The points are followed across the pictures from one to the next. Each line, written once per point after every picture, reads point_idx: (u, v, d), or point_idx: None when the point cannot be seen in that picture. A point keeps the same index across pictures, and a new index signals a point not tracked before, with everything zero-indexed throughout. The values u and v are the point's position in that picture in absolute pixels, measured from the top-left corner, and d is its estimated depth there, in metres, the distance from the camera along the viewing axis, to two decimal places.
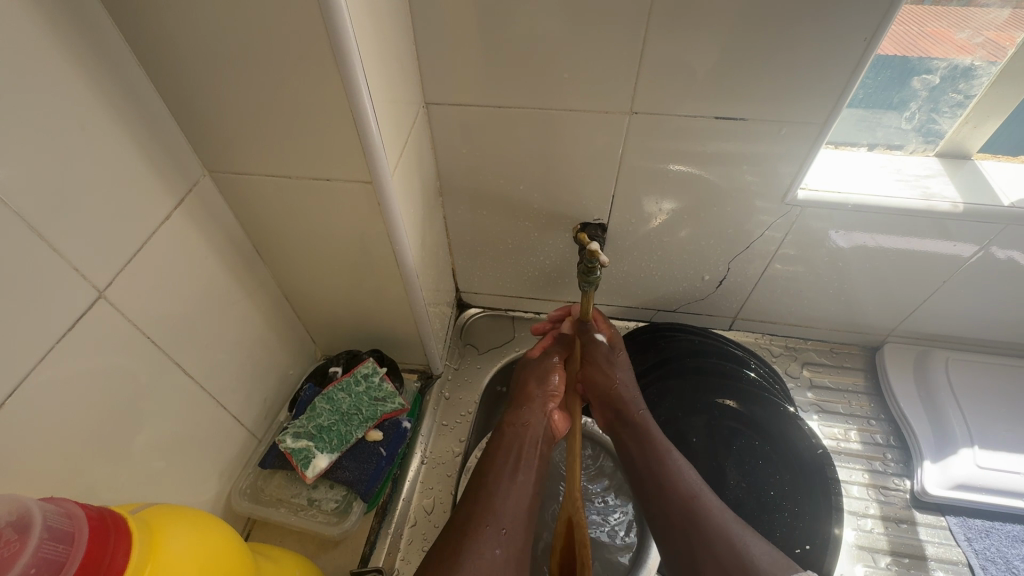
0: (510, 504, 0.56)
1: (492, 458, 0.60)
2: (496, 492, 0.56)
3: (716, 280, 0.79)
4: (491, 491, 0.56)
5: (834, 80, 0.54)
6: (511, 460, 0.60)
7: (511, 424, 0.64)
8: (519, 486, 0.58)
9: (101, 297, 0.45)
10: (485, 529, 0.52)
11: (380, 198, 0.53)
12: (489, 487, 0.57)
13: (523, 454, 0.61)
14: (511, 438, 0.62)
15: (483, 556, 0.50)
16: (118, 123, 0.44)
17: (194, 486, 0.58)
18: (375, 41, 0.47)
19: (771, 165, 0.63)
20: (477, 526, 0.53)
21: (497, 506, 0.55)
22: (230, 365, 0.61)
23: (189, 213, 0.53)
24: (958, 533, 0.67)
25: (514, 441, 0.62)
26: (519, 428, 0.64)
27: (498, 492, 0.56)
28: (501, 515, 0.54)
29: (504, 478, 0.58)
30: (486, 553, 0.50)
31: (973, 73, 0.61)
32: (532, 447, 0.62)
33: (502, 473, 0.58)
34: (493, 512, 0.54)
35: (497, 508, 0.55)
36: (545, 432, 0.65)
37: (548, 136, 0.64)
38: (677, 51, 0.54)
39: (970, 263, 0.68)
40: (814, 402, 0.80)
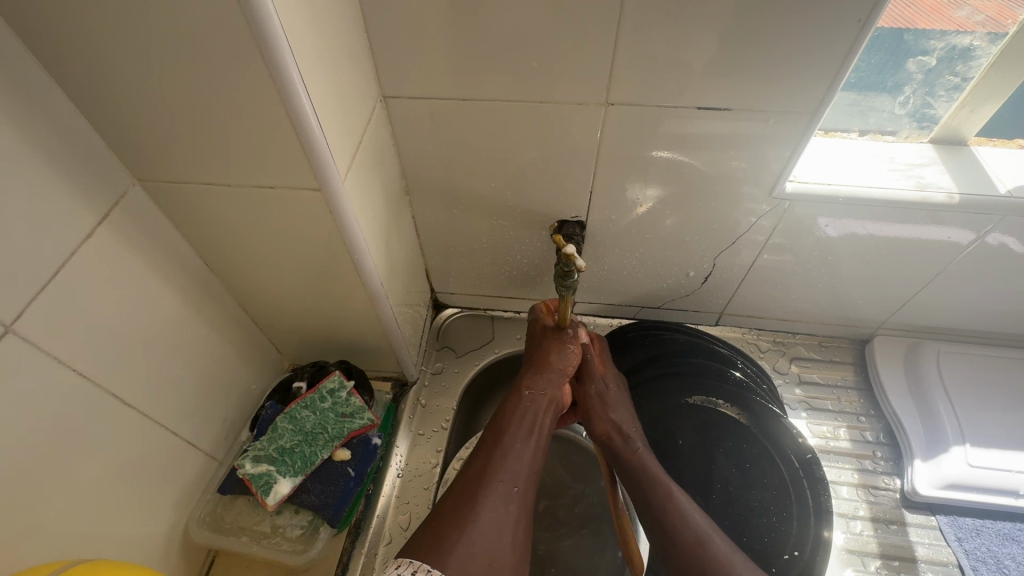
0: (522, 467, 0.57)
1: (508, 419, 0.60)
2: (511, 454, 0.57)
3: (701, 276, 0.76)
4: (503, 451, 0.57)
5: (825, 66, 0.50)
6: (524, 424, 0.60)
7: (525, 389, 0.63)
8: (531, 449, 0.59)
9: (12, 331, 0.40)
10: (498, 487, 0.54)
11: (331, 205, 0.49)
12: (503, 449, 0.57)
13: (538, 419, 0.61)
14: (527, 403, 0.62)
15: (496, 511, 0.52)
16: (16, 133, 0.38)
17: (146, 520, 0.54)
18: (314, 33, 0.42)
19: (760, 150, 0.58)
20: (491, 487, 0.54)
21: (510, 465, 0.56)
22: (180, 387, 0.57)
23: (117, 229, 0.47)
24: (948, 533, 0.66)
25: (529, 405, 0.61)
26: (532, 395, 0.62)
27: (512, 454, 0.57)
28: (514, 473, 0.56)
29: (518, 440, 0.58)
30: (498, 511, 0.52)
31: (972, 54, 0.57)
32: (545, 411, 0.62)
33: (516, 436, 0.58)
34: (507, 470, 0.56)
35: (509, 470, 0.56)
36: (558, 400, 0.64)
37: (519, 130, 0.59)
38: (655, 37, 0.49)
39: (964, 256, 0.65)
40: (803, 398, 0.78)
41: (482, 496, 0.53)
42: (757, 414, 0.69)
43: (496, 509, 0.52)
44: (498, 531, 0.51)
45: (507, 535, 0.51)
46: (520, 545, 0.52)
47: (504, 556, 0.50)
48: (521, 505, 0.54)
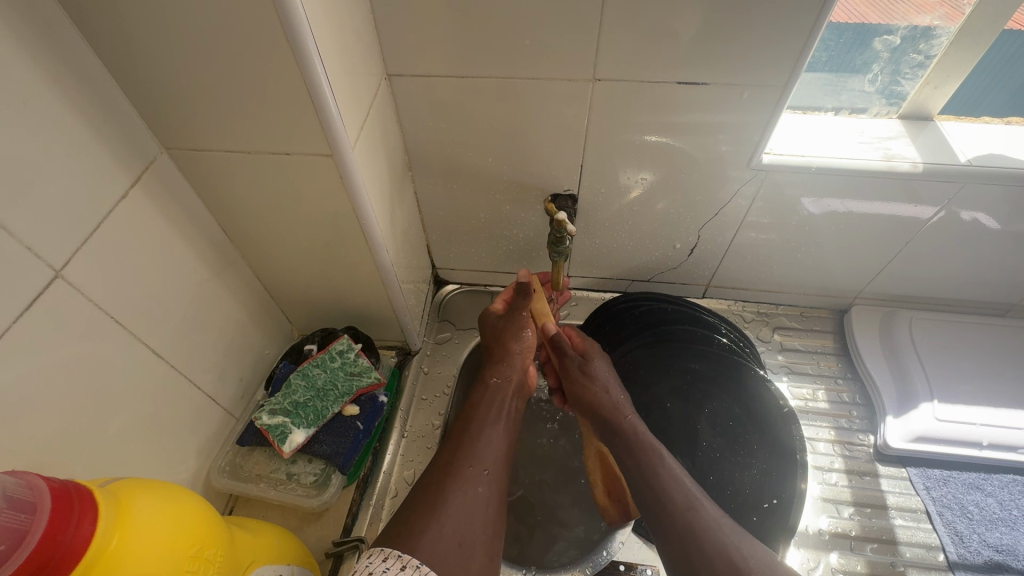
0: (492, 451, 0.58)
1: (475, 407, 0.63)
2: (478, 440, 0.59)
3: (687, 248, 0.80)
4: (474, 437, 0.59)
5: (794, 42, 0.54)
6: (491, 412, 0.63)
7: (491, 379, 0.67)
8: (499, 434, 0.61)
9: (58, 277, 0.44)
10: (469, 470, 0.55)
11: (341, 172, 0.53)
12: (472, 433, 0.59)
13: (504, 408, 0.64)
14: (493, 395, 0.65)
15: (468, 493, 0.53)
16: (62, 98, 0.43)
17: (172, 465, 0.59)
18: (326, 9, 0.46)
19: (738, 128, 0.63)
20: (459, 471, 0.55)
21: (480, 448, 0.58)
22: (201, 345, 0.61)
23: (146, 192, 0.52)
24: (917, 483, 0.70)
25: (494, 394, 0.65)
26: (495, 385, 0.66)
27: (481, 438, 0.59)
28: (484, 456, 0.57)
29: (487, 424, 0.61)
30: (470, 491, 0.53)
31: (933, 33, 0.61)
32: (511, 399, 0.66)
33: (485, 422, 0.61)
34: (476, 454, 0.57)
35: (478, 452, 0.57)
36: (522, 387, 0.68)
37: (513, 106, 0.64)
38: (637, 16, 0.54)
39: (931, 224, 0.69)
40: (784, 363, 0.82)
41: (454, 480, 0.54)
42: (739, 377, 0.73)
43: (464, 494, 0.53)
44: (470, 514, 0.52)
45: (480, 514, 0.52)
46: (494, 525, 0.53)
47: (474, 535, 0.51)
48: (495, 486, 0.56)
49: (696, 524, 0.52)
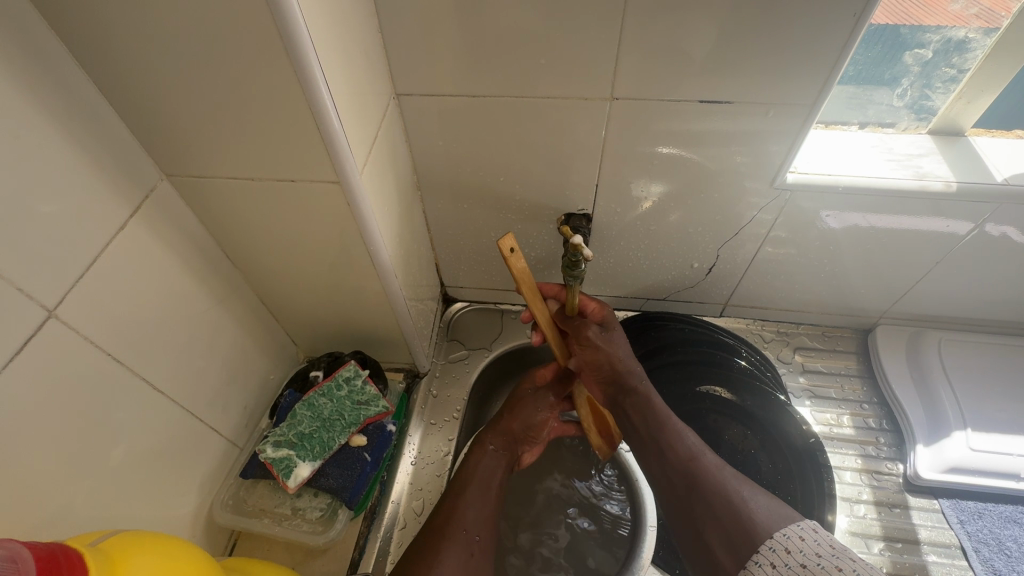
0: (480, 516, 0.58)
1: (469, 471, 0.62)
2: (468, 502, 0.58)
3: (705, 267, 0.77)
4: (461, 500, 0.58)
5: (823, 59, 0.51)
6: (485, 479, 0.61)
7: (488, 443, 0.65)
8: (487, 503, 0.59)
9: (53, 316, 0.42)
10: (458, 535, 0.55)
11: (349, 198, 0.51)
12: (463, 497, 0.59)
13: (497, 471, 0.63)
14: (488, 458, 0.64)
15: (455, 559, 0.53)
16: (57, 129, 0.41)
17: (173, 501, 0.56)
18: (333, 32, 0.44)
19: (762, 144, 0.60)
20: (449, 535, 0.55)
21: (470, 515, 0.57)
22: (204, 375, 0.59)
23: (147, 221, 0.50)
24: (950, 516, 0.67)
25: (489, 460, 0.63)
26: (493, 451, 0.65)
27: (473, 504, 0.58)
28: (475, 524, 0.57)
29: (479, 491, 0.60)
30: (455, 558, 0.53)
31: (967, 46, 0.59)
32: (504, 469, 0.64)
33: (475, 488, 0.60)
34: (467, 521, 0.57)
35: (468, 517, 0.57)
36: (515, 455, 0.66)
37: (526, 125, 0.62)
38: (657, 33, 0.51)
39: (964, 242, 0.66)
40: (806, 386, 0.79)
41: (439, 546, 0.54)
42: (760, 402, 0.70)
43: (455, 559, 0.53)
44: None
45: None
46: None
47: None
48: (482, 558, 0.55)
49: (701, 480, 0.52)
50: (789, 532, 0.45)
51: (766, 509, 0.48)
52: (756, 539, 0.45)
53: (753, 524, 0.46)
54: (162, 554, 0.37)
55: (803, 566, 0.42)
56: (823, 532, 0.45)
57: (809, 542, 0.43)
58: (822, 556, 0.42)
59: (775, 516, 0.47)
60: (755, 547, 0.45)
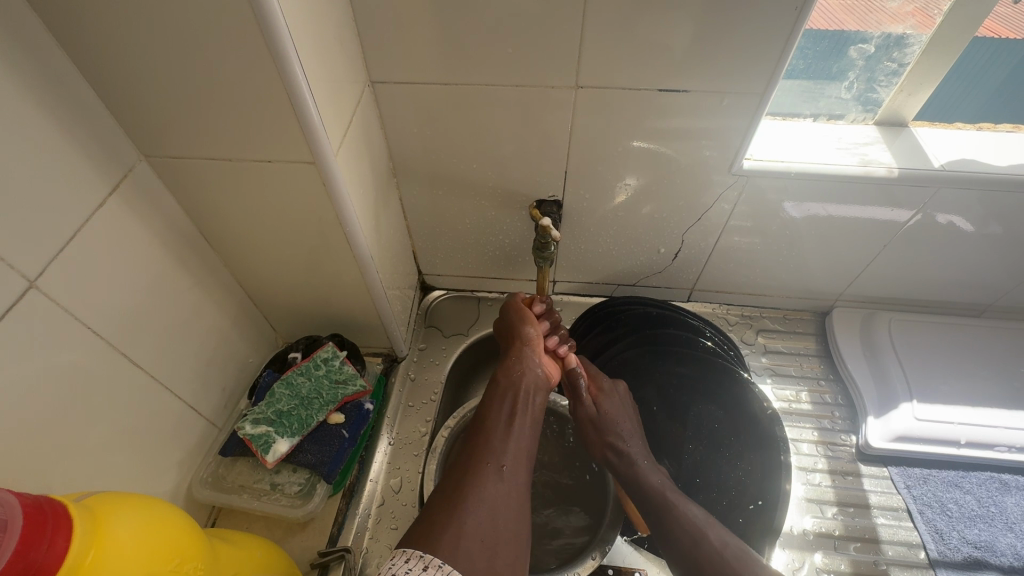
0: (511, 448, 0.58)
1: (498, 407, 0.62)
2: (495, 437, 0.59)
3: (671, 252, 0.81)
4: (490, 435, 0.59)
5: (771, 51, 0.55)
6: (510, 411, 0.62)
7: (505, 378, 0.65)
8: (517, 437, 0.60)
9: (34, 287, 0.43)
10: (487, 466, 0.56)
11: (325, 179, 0.53)
12: (495, 433, 0.59)
13: (524, 404, 0.63)
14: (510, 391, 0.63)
15: (487, 490, 0.54)
16: (36, 105, 0.42)
17: (152, 476, 0.57)
18: (307, 18, 0.46)
19: (720, 135, 0.64)
20: (479, 468, 0.56)
21: (498, 446, 0.58)
22: (182, 354, 0.60)
23: (125, 200, 0.51)
24: (899, 482, 0.71)
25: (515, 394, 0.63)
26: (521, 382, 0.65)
27: (501, 436, 0.59)
28: (502, 453, 0.57)
29: (504, 423, 0.60)
30: (490, 490, 0.54)
31: (905, 42, 0.63)
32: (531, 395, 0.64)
33: (501, 420, 0.61)
34: (495, 452, 0.57)
35: (495, 449, 0.58)
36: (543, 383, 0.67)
37: (497, 114, 0.64)
38: (616, 25, 0.55)
39: (908, 227, 0.71)
40: (768, 366, 0.83)
41: (470, 481, 0.54)
42: (725, 380, 0.74)
43: (487, 489, 0.54)
44: (489, 512, 0.52)
45: (501, 514, 0.53)
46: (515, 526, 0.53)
47: (498, 532, 0.51)
48: (514, 481, 0.56)
49: (710, 561, 0.57)
50: None
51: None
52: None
53: None
54: (149, 514, 0.38)
55: None
56: None
57: None
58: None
59: None
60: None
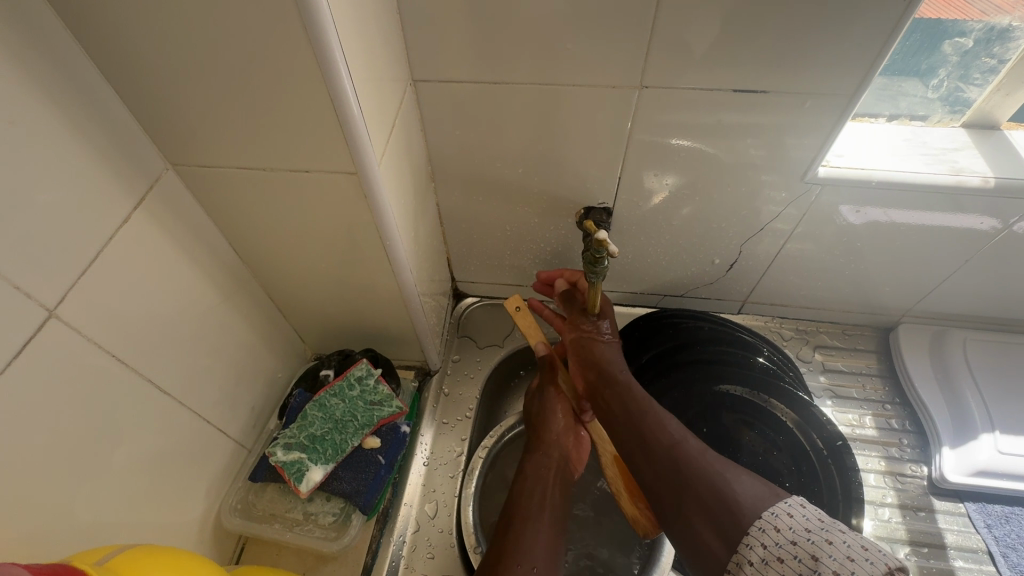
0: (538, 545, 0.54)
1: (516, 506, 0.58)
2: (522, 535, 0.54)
3: (726, 263, 0.75)
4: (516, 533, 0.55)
5: (865, 46, 0.49)
6: (534, 506, 0.58)
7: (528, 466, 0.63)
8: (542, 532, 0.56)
9: (53, 316, 0.39)
10: (515, 567, 0.51)
11: (367, 190, 0.48)
12: (514, 528, 0.55)
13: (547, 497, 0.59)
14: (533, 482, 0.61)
15: None
16: (54, 114, 0.38)
17: (180, 505, 0.54)
18: (352, 12, 0.41)
19: (794, 140, 0.57)
20: (506, 569, 0.51)
21: (526, 547, 0.53)
22: (210, 375, 0.57)
23: (151, 214, 0.47)
24: (977, 520, 0.65)
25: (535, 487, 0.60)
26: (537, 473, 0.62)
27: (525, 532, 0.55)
28: (531, 554, 0.53)
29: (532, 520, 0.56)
30: None
31: (1010, 35, 0.56)
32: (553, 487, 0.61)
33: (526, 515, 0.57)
34: (523, 552, 0.53)
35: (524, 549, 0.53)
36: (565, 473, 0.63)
37: (549, 116, 0.59)
38: (691, 19, 0.48)
39: (996, 241, 0.64)
40: (827, 386, 0.77)
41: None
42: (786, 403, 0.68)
43: None
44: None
45: None
46: None
47: None
48: None
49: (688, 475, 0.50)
50: (777, 510, 0.45)
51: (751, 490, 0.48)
52: (745, 516, 0.46)
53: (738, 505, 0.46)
54: None
55: (793, 542, 0.42)
56: (811, 507, 0.45)
57: (797, 519, 0.44)
58: (812, 531, 0.43)
59: (762, 496, 0.47)
60: (745, 528, 0.45)
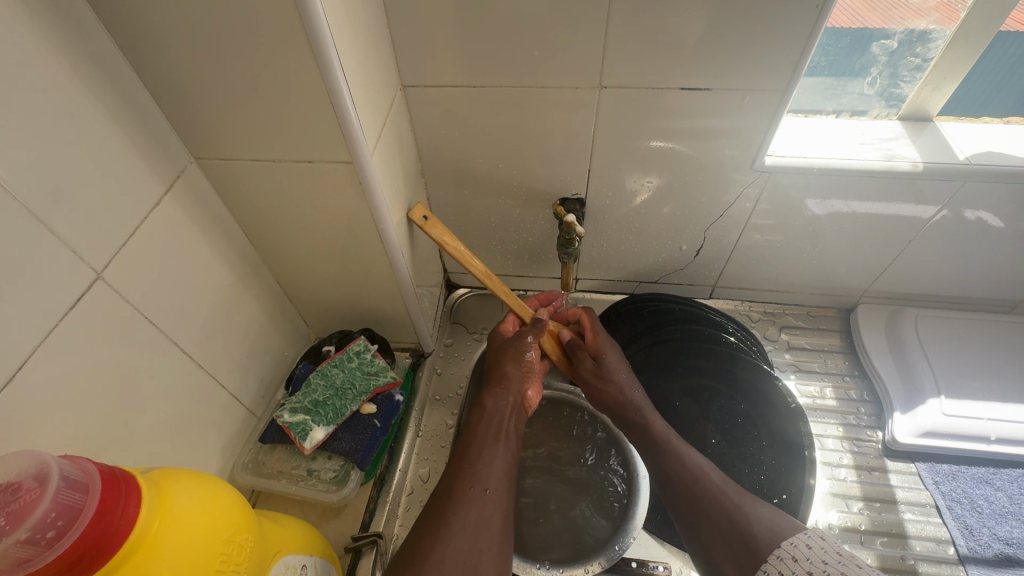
0: (494, 469, 0.58)
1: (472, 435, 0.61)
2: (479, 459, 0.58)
3: (693, 249, 0.82)
4: (474, 458, 0.58)
5: (792, 47, 0.56)
6: (490, 434, 0.62)
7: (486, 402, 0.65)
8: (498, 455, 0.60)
9: (99, 278, 0.47)
10: (470, 490, 0.55)
11: (362, 178, 0.56)
12: (469, 458, 0.58)
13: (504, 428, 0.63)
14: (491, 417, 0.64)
15: (470, 514, 0.52)
16: (103, 110, 0.46)
17: (199, 460, 0.61)
18: (347, 25, 0.49)
19: (740, 132, 0.65)
20: (461, 493, 0.54)
21: (482, 470, 0.57)
22: (226, 346, 0.64)
23: (177, 199, 0.55)
24: (926, 478, 0.71)
25: (493, 419, 0.63)
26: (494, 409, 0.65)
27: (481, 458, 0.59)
28: (485, 477, 0.56)
29: (487, 446, 0.60)
30: (473, 514, 0.52)
31: (929, 36, 0.63)
32: (510, 420, 0.64)
33: (485, 443, 0.60)
34: (477, 475, 0.56)
35: (480, 473, 0.57)
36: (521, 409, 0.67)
37: (523, 115, 0.66)
38: (639, 26, 0.56)
39: (933, 223, 0.70)
40: (791, 362, 0.83)
41: (454, 504, 0.53)
42: (749, 375, 0.74)
43: (472, 511, 0.53)
44: (475, 536, 0.51)
45: (487, 535, 0.52)
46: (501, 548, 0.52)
47: (481, 557, 0.50)
48: (497, 504, 0.55)
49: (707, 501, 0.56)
50: (796, 541, 0.48)
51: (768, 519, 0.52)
52: (761, 549, 0.49)
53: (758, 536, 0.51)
54: (208, 486, 0.41)
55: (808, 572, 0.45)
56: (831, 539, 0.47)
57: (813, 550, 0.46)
58: (827, 562, 0.44)
59: (778, 526, 0.51)
60: (762, 559, 0.49)
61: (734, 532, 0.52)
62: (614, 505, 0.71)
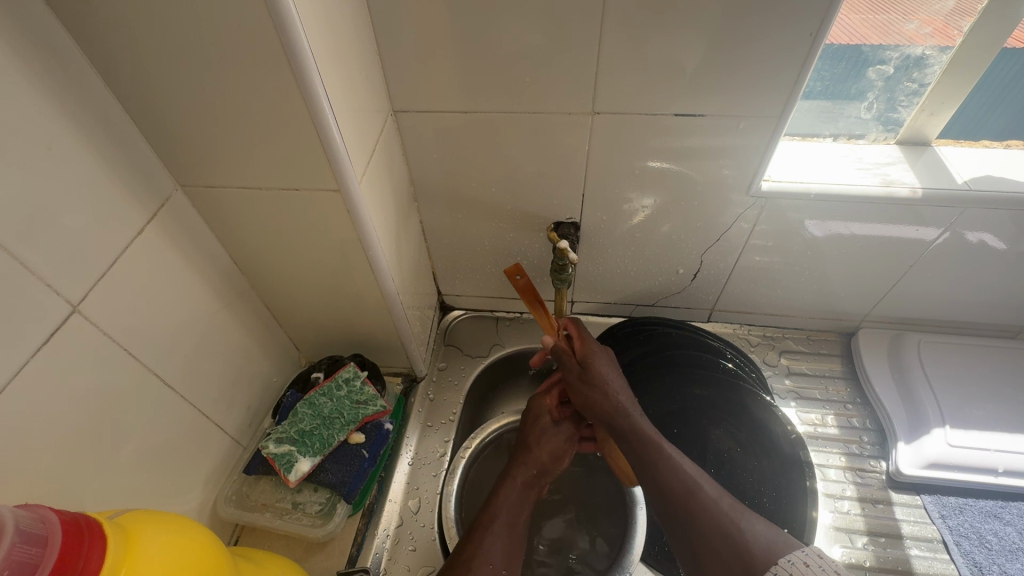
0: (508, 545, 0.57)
1: (495, 505, 0.60)
2: (495, 534, 0.57)
3: (690, 272, 0.80)
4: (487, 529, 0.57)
5: (785, 73, 0.56)
6: (508, 508, 0.60)
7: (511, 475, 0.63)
8: (512, 532, 0.58)
9: (77, 311, 0.46)
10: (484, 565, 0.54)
11: (349, 205, 0.55)
12: (488, 527, 0.57)
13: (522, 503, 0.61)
14: (512, 488, 0.62)
15: None
16: (82, 140, 0.45)
17: (179, 494, 0.59)
18: (333, 54, 0.48)
19: (736, 156, 0.64)
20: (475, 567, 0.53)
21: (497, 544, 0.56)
22: (212, 374, 0.62)
23: (161, 227, 0.54)
24: (933, 511, 0.69)
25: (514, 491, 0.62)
26: (521, 483, 0.63)
27: (496, 531, 0.57)
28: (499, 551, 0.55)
29: (503, 518, 0.58)
30: None
31: (925, 62, 0.62)
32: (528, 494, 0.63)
33: (500, 515, 0.59)
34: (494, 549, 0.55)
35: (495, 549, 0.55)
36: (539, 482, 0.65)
37: (515, 141, 0.66)
38: (630, 53, 0.56)
39: (935, 246, 0.69)
40: (792, 388, 0.81)
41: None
42: (750, 402, 0.72)
43: None
44: None
45: None
46: None
47: None
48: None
49: (698, 517, 0.50)
50: (793, 558, 0.44)
51: (764, 535, 0.48)
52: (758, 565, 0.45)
53: (752, 552, 0.46)
54: (176, 531, 0.40)
55: None
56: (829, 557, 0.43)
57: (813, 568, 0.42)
58: None
59: (774, 542, 0.47)
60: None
61: (726, 545, 0.47)
62: (611, 540, 0.69)
